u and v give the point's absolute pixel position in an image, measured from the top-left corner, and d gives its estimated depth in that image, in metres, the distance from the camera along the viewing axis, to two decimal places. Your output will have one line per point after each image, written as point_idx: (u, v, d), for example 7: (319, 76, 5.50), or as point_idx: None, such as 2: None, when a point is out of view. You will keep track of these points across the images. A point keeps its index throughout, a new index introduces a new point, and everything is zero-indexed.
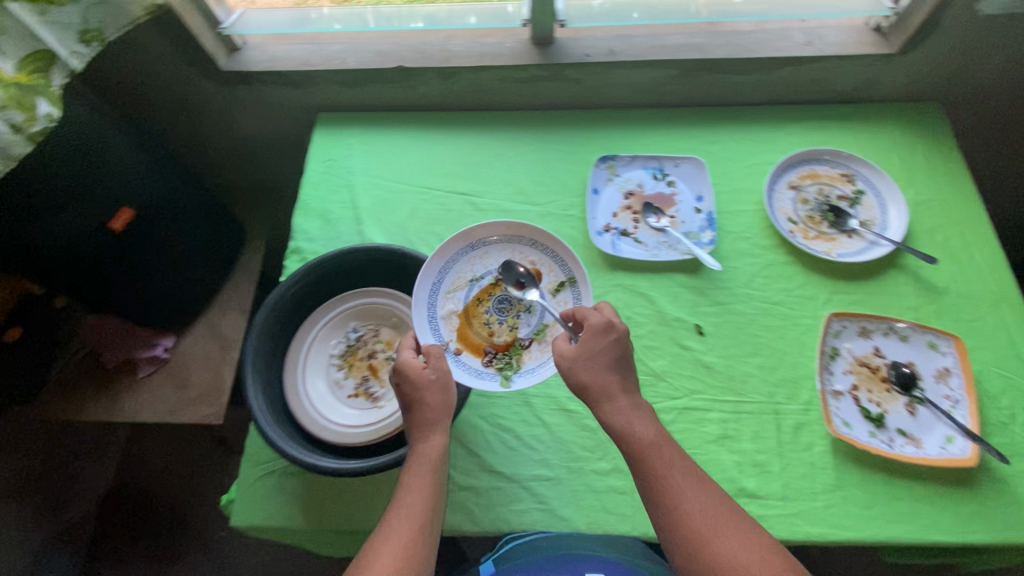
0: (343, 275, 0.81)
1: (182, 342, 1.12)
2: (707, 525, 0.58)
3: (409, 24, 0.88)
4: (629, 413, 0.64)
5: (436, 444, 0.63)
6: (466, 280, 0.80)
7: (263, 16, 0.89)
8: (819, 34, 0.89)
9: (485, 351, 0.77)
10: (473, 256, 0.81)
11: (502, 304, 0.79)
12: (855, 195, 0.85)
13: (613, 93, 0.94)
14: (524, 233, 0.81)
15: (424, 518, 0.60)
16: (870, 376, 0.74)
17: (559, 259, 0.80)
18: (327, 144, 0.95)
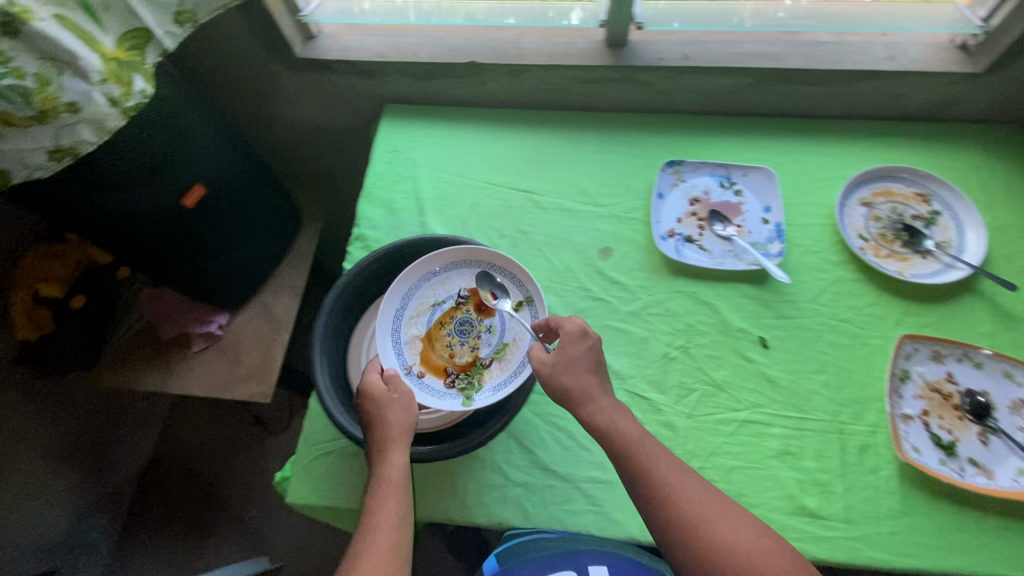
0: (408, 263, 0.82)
1: (235, 320, 1.15)
2: (695, 511, 0.60)
3: (489, 21, 0.90)
4: (611, 413, 0.66)
5: (398, 462, 0.63)
6: (428, 305, 0.79)
7: (343, 6, 0.91)
8: (902, 48, 0.87)
9: (447, 372, 0.76)
10: (434, 282, 0.80)
11: (463, 326, 0.78)
12: (930, 215, 0.83)
13: (682, 98, 0.93)
14: (483, 257, 0.80)
15: (393, 536, 0.60)
16: (942, 403, 0.72)
17: (517, 281, 0.79)
18: (394, 134, 0.96)
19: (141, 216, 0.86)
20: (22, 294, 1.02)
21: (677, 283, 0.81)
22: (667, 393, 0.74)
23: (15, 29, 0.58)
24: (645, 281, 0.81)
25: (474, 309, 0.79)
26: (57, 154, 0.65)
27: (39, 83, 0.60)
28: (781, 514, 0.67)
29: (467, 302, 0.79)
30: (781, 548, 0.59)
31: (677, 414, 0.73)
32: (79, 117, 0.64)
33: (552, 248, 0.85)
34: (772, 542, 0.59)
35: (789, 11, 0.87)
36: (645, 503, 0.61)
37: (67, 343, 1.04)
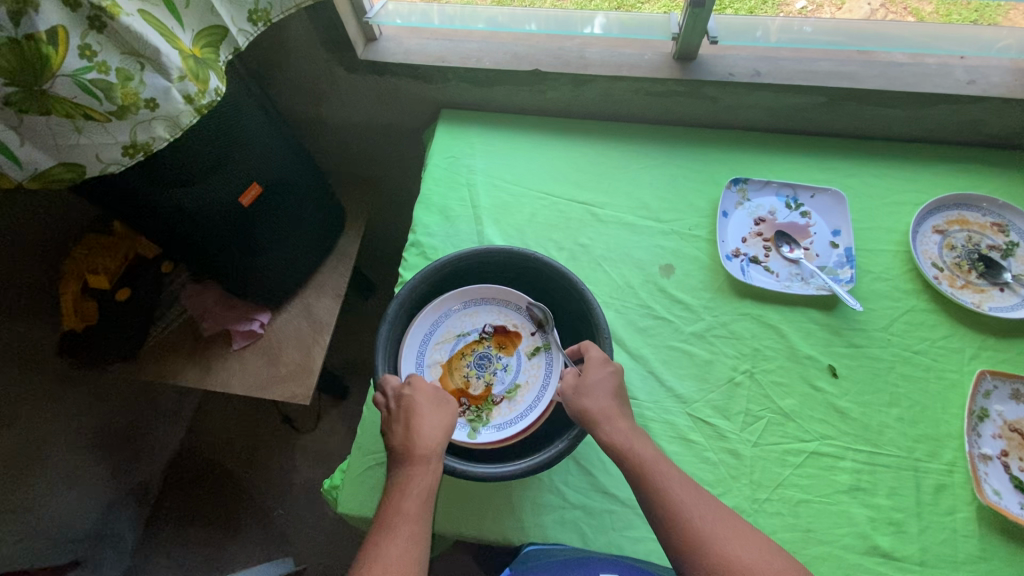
0: (471, 270, 0.80)
1: (277, 319, 1.14)
2: (710, 530, 0.57)
3: (523, 27, 0.88)
4: (626, 438, 0.63)
5: (434, 471, 0.61)
6: (453, 335, 0.78)
7: (407, 9, 0.91)
8: (982, 73, 0.85)
9: (461, 401, 0.74)
10: (461, 313, 0.79)
11: (482, 360, 0.77)
12: (1008, 245, 0.80)
13: (747, 115, 0.91)
14: (511, 297, 0.79)
15: (417, 548, 0.56)
16: (1023, 444, 0.69)
17: (541, 323, 0.78)
18: (451, 141, 0.95)
19: (199, 213, 0.85)
20: (72, 285, 1.02)
21: (742, 306, 0.79)
22: (732, 419, 0.72)
23: (102, 24, 0.57)
24: (709, 302, 0.80)
25: (495, 345, 0.78)
26: (131, 149, 0.65)
27: (121, 78, 0.60)
28: (853, 553, 0.64)
29: (489, 338, 0.78)
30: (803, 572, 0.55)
31: (743, 442, 0.70)
32: (156, 114, 0.64)
33: (612, 263, 0.83)
34: (791, 565, 0.55)
35: (816, 23, 0.84)
36: (657, 519, 0.59)
37: (111, 334, 1.04)
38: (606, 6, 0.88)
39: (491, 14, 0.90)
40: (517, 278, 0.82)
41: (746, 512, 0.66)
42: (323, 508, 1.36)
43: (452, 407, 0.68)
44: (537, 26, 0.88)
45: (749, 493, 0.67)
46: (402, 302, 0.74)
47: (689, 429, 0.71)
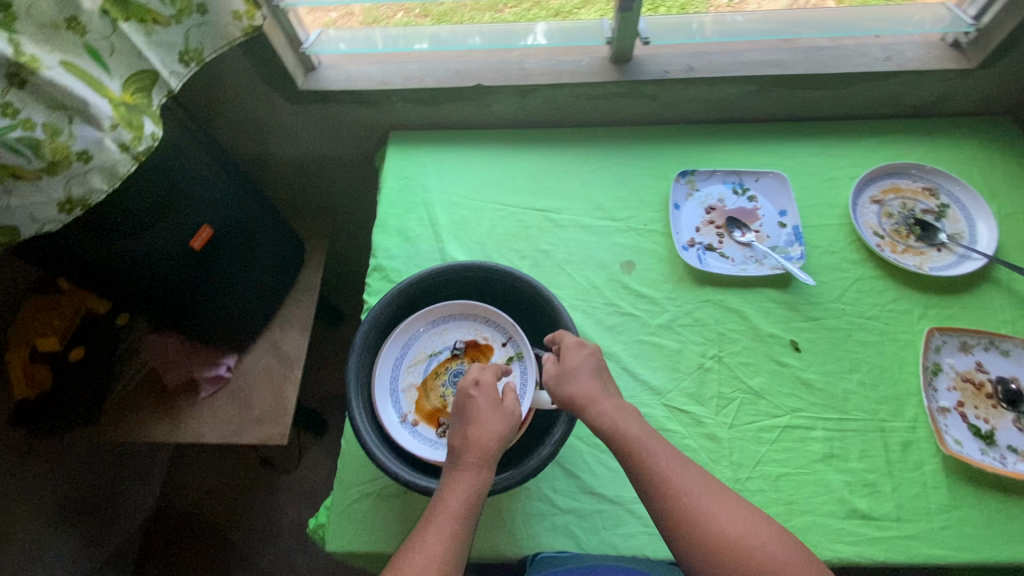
0: (437, 287, 0.80)
1: (244, 360, 1.11)
2: (697, 506, 0.58)
3: (467, 41, 0.90)
4: (612, 417, 0.64)
5: (482, 477, 0.61)
6: (425, 355, 0.78)
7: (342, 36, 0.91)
8: (897, 49, 0.90)
9: (440, 422, 0.74)
10: (431, 332, 0.79)
11: (456, 378, 0.77)
12: (940, 208, 0.85)
13: (686, 110, 0.95)
14: (479, 310, 0.80)
15: (452, 550, 0.56)
16: (975, 393, 0.73)
17: (511, 333, 0.78)
18: (402, 162, 0.95)
19: (154, 258, 0.83)
20: (19, 351, 0.97)
21: (703, 293, 0.81)
22: (706, 405, 0.74)
23: (23, 80, 0.56)
24: (671, 293, 0.82)
25: (469, 361, 0.77)
26: (67, 205, 0.63)
27: (49, 133, 0.58)
28: (834, 518, 0.66)
29: (462, 354, 0.78)
30: (785, 542, 0.56)
31: (720, 425, 0.72)
32: (91, 165, 0.62)
33: (575, 266, 0.85)
34: (773, 534, 0.57)
35: (748, 13, 0.89)
36: (647, 493, 0.60)
37: (69, 398, 0.99)
38: (544, 17, 0.91)
39: (435, 32, 0.92)
40: (484, 290, 0.82)
41: None
42: (313, 548, 1.32)
43: (514, 417, 0.66)
44: (481, 39, 0.90)
45: (730, 474, 0.69)
46: (369, 330, 0.73)
47: (667, 419, 0.73)
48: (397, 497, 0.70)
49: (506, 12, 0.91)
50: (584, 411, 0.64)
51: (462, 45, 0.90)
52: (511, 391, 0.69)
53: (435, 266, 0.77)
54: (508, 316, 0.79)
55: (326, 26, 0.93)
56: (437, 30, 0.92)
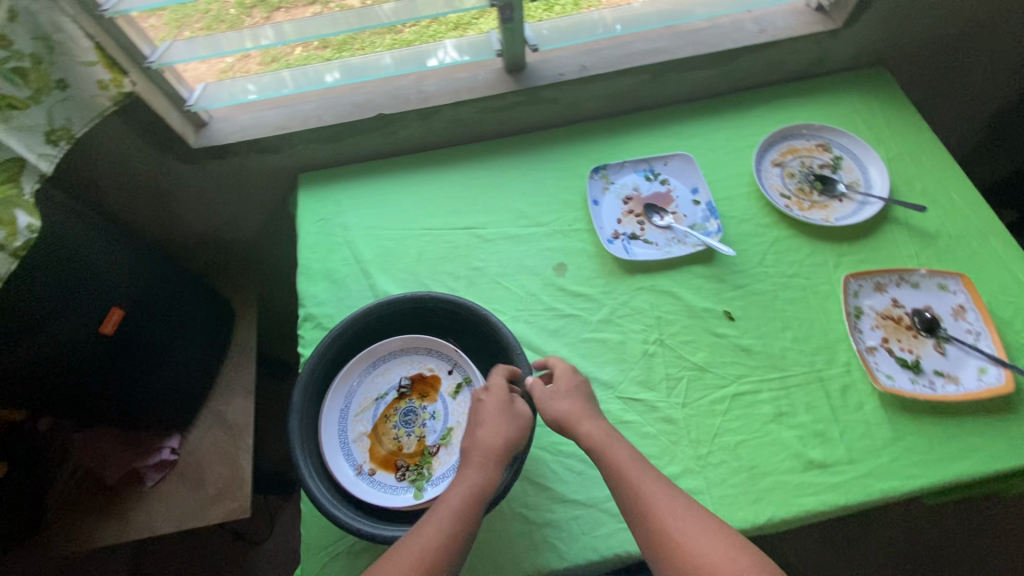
0: (371, 328, 0.78)
1: (190, 437, 1.04)
2: (677, 530, 0.59)
3: (381, 62, 0.88)
4: (603, 442, 0.65)
5: (486, 476, 0.63)
6: (372, 400, 0.75)
7: (227, 87, 0.88)
8: (769, 21, 0.95)
9: (398, 465, 0.72)
10: (373, 375, 0.77)
11: (408, 416, 0.75)
12: (834, 161, 0.90)
13: (589, 107, 0.97)
14: (419, 342, 0.78)
15: (447, 545, 0.58)
16: (896, 327, 0.77)
17: (455, 359, 0.77)
18: (317, 204, 0.92)
19: (66, 354, 0.78)
20: None
21: (635, 281, 0.83)
22: (657, 389, 0.75)
23: None
24: (605, 287, 0.83)
25: (418, 396, 0.76)
26: None
27: None
28: (793, 474, 0.69)
29: (409, 391, 0.76)
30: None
31: (674, 406, 0.74)
32: None
33: (509, 277, 0.85)
34: (752, 564, 0.58)
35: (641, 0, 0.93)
36: (636, 525, 0.61)
37: None
38: (442, 36, 0.91)
39: (344, 60, 0.89)
40: (420, 321, 0.81)
41: (694, 471, 0.70)
42: None
43: (524, 418, 0.66)
44: (393, 60, 0.89)
45: (691, 453, 0.71)
46: (306, 385, 0.71)
47: (623, 411, 0.74)
48: (368, 549, 0.67)
49: (405, 33, 0.92)
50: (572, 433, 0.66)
51: (374, 76, 0.87)
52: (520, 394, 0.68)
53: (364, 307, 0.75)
54: (449, 343, 0.79)
55: (218, 75, 0.90)
56: (346, 58, 0.89)
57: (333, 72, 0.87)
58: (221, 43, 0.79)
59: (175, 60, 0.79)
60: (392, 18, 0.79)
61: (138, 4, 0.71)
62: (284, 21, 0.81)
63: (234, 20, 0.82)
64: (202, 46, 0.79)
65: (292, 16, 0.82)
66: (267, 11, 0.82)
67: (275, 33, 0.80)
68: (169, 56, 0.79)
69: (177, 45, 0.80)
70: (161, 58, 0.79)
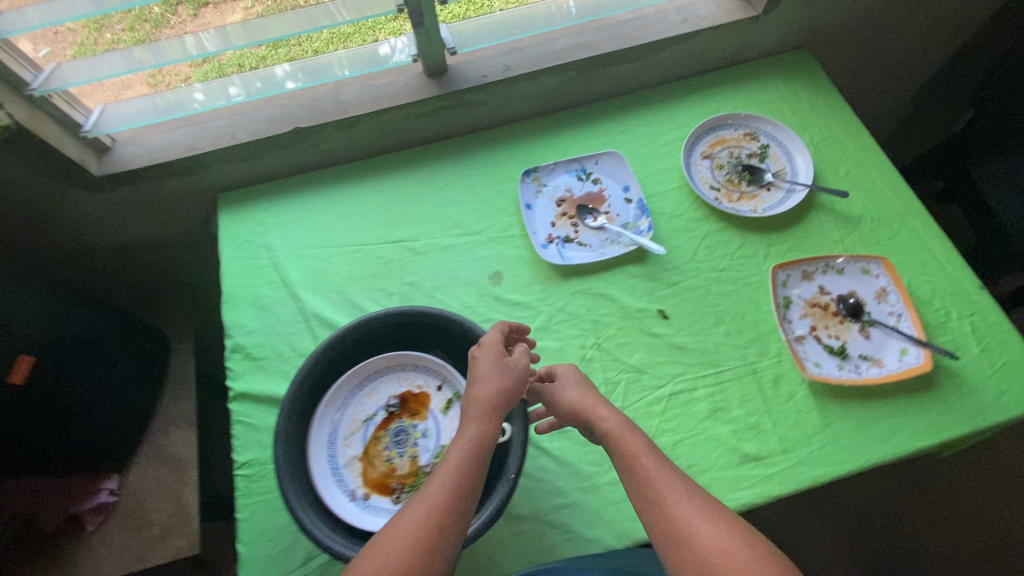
0: (354, 346, 0.70)
1: (129, 477, 1.00)
2: (679, 516, 0.57)
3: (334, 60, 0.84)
4: (619, 432, 0.64)
5: (483, 429, 0.60)
6: (360, 422, 0.68)
7: (127, 108, 0.82)
8: (691, 9, 0.93)
9: (392, 487, 0.65)
10: (361, 396, 0.69)
11: (399, 437, 0.67)
12: (761, 150, 0.91)
13: (516, 107, 0.94)
14: (405, 358, 0.70)
15: (454, 501, 0.55)
16: (823, 314, 0.78)
17: (445, 373, 0.69)
18: (239, 226, 0.88)
19: None
20: None
21: (570, 286, 0.83)
22: None
23: None
24: (542, 294, 0.82)
25: (408, 415, 0.68)
26: None
27: None
28: (729, 468, 0.70)
29: (399, 411, 0.68)
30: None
31: None
32: None
33: (445, 289, 0.83)
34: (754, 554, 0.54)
35: None
36: (644, 512, 0.59)
37: None
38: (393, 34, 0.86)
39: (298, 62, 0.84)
40: (402, 337, 0.72)
41: None
42: None
43: (520, 371, 0.65)
44: (348, 57, 0.84)
45: None
46: (290, 413, 0.64)
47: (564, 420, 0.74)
48: None
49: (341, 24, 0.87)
50: (590, 420, 0.66)
51: (331, 76, 0.83)
52: (519, 352, 0.67)
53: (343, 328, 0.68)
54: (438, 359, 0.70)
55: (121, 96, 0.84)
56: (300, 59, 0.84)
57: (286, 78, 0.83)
58: (164, 50, 0.74)
59: (62, 84, 0.72)
60: (348, 18, 0.75)
61: (19, 25, 0.66)
62: (224, 19, 0.75)
63: (159, 19, 0.76)
64: (113, 62, 0.73)
65: (221, 13, 0.76)
66: (194, 7, 0.75)
67: (217, 35, 0.74)
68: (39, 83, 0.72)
69: (63, 68, 0.74)
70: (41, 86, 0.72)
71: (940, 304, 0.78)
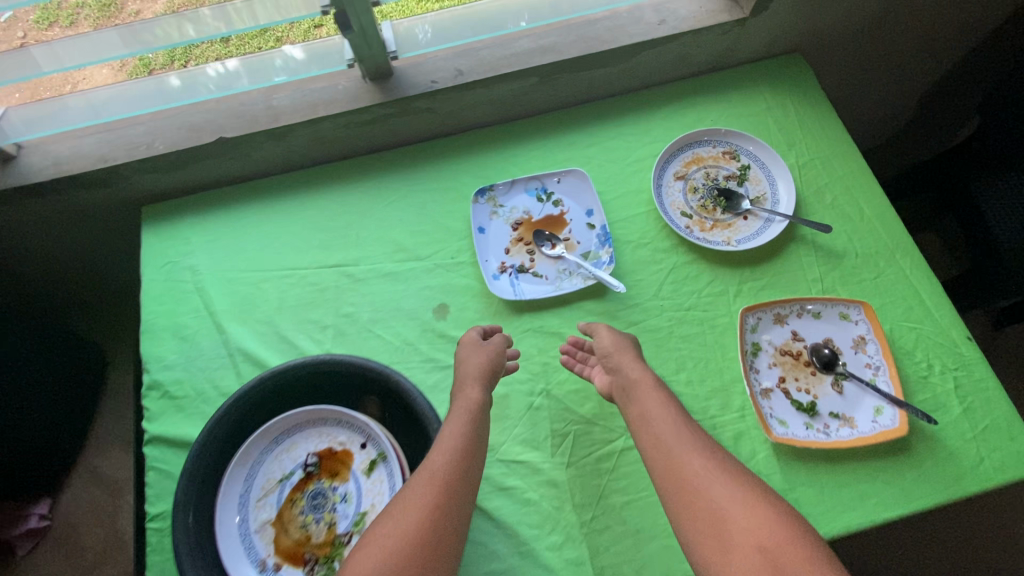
0: (272, 396, 0.64)
1: (61, 500, 0.96)
2: (697, 483, 0.56)
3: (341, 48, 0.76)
4: (639, 397, 0.64)
5: (472, 396, 0.63)
6: (275, 482, 0.62)
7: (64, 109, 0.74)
8: (669, 9, 0.83)
9: (305, 558, 0.59)
10: (277, 452, 0.63)
11: (316, 500, 0.62)
12: (741, 171, 0.82)
13: (472, 115, 0.85)
14: (326, 412, 0.64)
15: (459, 463, 0.56)
16: (794, 364, 0.71)
17: (369, 431, 0.63)
18: (161, 244, 0.80)
19: None
20: None
21: (519, 323, 0.75)
22: (542, 448, 0.69)
23: None
24: None
25: (327, 476, 0.63)
26: None
27: None
28: None
29: (318, 471, 0.63)
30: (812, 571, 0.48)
31: (558, 467, 0.68)
32: None
33: (383, 323, 0.75)
34: (775, 520, 0.52)
35: None
36: (661, 478, 0.58)
37: None
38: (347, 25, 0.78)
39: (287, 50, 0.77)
40: (326, 386, 0.66)
41: (577, 539, 0.65)
42: None
43: (498, 345, 0.69)
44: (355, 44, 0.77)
45: (575, 519, 0.65)
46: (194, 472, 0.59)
47: (504, 477, 0.68)
48: None
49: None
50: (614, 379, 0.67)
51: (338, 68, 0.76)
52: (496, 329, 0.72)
53: (258, 379, 0.62)
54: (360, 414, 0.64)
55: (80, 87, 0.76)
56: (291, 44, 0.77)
57: (279, 70, 0.75)
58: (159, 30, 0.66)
59: (40, 71, 0.67)
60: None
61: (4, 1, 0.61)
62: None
63: None
64: (99, 46, 0.67)
65: None
66: None
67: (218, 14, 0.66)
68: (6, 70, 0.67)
69: (36, 52, 0.67)
70: (14, 71, 0.66)
71: (923, 356, 0.71)
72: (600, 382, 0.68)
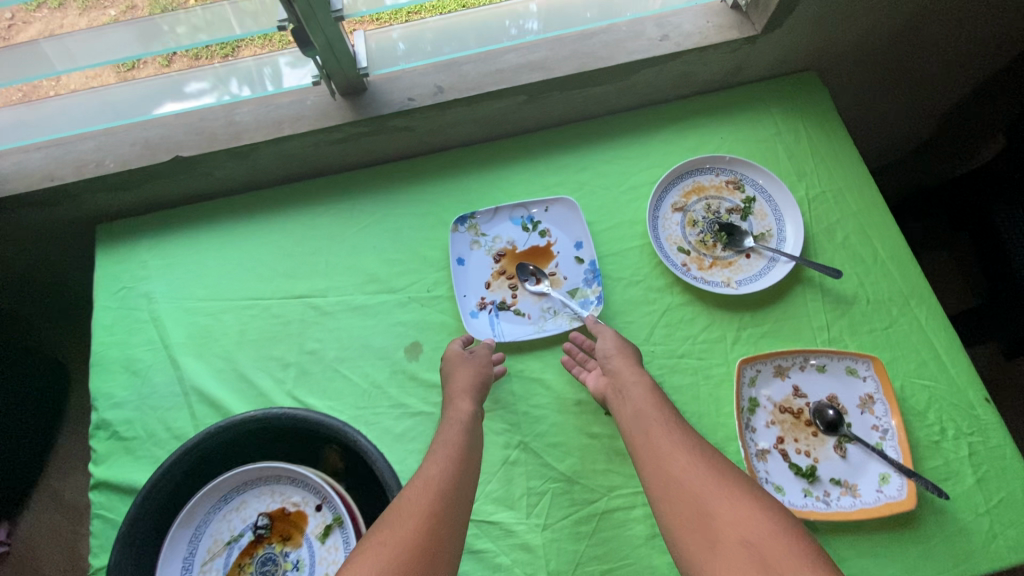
0: (221, 450, 0.59)
1: (22, 523, 0.97)
2: (687, 485, 0.52)
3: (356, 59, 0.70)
4: (634, 403, 0.61)
5: (463, 408, 0.61)
6: (223, 545, 0.57)
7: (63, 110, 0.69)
8: (672, 23, 0.76)
9: None
10: (225, 512, 0.58)
11: (266, 567, 0.57)
12: (745, 204, 0.76)
13: (454, 133, 0.79)
14: (280, 469, 0.59)
15: (457, 475, 0.54)
16: (795, 423, 0.66)
17: (324, 492, 0.58)
18: (115, 267, 0.74)
19: None
20: None
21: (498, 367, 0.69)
22: (517, 507, 0.63)
23: None
24: None
25: (279, 539, 0.58)
26: None
27: None
28: None
29: (269, 533, 0.58)
30: (805, 567, 0.44)
31: (533, 530, 0.62)
32: None
33: (350, 362, 0.69)
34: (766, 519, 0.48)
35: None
36: (651, 482, 0.55)
37: None
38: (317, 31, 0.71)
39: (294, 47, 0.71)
40: (282, 437, 0.61)
41: None
42: None
43: (481, 355, 0.66)
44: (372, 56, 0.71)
45: None
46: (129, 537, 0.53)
47: (473, 539, 0.62)
48: None
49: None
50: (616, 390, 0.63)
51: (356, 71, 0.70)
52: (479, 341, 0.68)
53: (206, 432, 0.57)
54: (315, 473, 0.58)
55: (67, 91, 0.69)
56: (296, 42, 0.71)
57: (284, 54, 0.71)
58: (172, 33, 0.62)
59: (53, 70, 0.62)
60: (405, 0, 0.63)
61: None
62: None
63: None
64: (112, 45, 0.62)
65: None
66: None
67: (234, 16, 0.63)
68: (15, 68, 0.62)
69: (46, 46, 0.61)
70: (25, 70, 0.62)
71: (935, 419, 0.65)
72: (593, 386, 0.65)
